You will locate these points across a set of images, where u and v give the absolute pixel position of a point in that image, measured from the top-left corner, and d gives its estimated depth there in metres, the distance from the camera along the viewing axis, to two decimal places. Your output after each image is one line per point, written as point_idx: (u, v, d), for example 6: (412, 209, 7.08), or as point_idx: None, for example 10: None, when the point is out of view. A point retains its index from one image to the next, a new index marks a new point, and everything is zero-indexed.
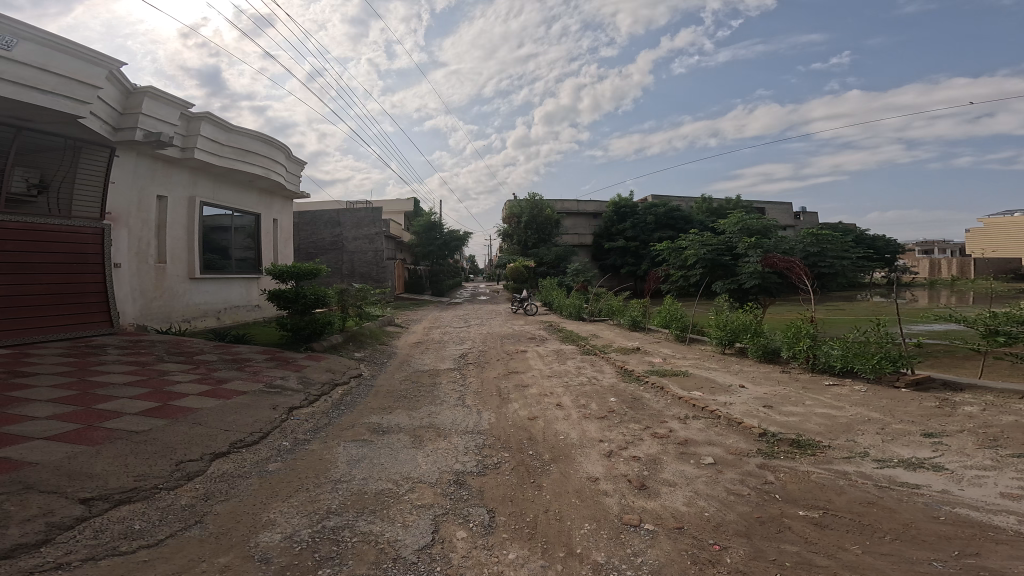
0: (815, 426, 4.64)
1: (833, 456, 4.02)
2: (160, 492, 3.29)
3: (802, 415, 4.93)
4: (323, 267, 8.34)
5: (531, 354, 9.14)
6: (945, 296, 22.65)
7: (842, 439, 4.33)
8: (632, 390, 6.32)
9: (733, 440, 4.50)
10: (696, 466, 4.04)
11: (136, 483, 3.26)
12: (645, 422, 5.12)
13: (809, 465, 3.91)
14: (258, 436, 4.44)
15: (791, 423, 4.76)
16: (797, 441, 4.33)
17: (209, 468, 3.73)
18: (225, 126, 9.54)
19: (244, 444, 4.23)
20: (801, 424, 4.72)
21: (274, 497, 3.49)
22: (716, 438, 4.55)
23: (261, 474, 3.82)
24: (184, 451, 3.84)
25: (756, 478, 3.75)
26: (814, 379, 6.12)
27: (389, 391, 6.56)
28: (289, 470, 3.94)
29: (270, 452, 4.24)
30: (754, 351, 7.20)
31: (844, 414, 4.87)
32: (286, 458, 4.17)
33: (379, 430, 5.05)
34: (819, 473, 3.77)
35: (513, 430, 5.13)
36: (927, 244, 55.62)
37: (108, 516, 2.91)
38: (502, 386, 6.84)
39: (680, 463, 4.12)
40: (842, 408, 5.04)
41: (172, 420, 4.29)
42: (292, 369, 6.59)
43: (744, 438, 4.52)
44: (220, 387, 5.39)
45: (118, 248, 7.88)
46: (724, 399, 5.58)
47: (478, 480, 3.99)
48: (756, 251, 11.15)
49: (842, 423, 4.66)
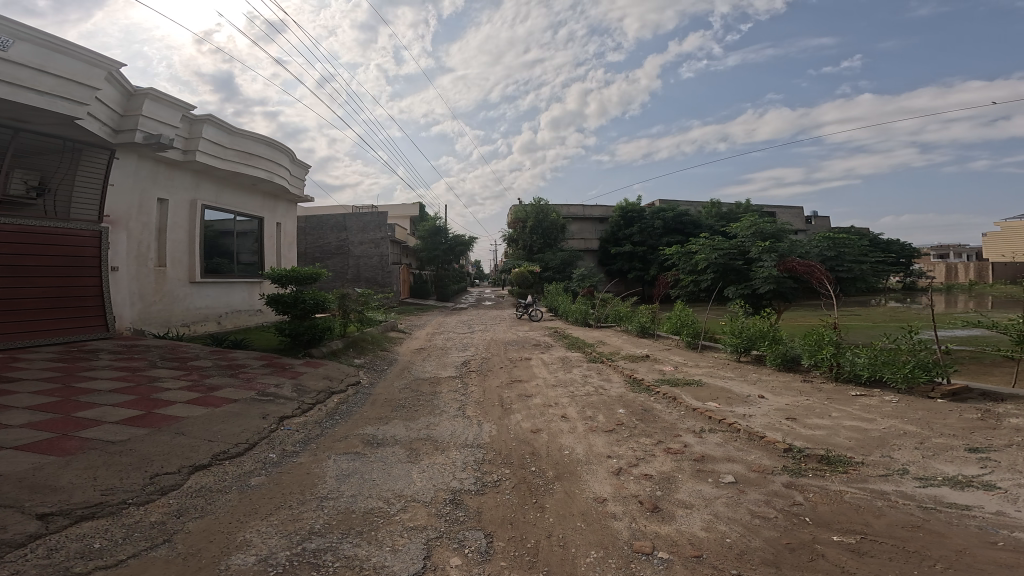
0: (845, 440, 4.24)
1: (869, 475, 3.63)
2: (128, 507, 3.06)
3: (829, 428, 4.53)
4: (324, 271, 8.16)
5: (536, 362, 8.81)
6: (964, 301, 21.88)
7: (876, 455, 3.93)
8: (642, 400, 5.96)
9: (755, 456, 4.13)
10: (715, 485, 3.69)
11: (103, 498, 3.04)
12: (657, 436, 4.76)
13: (841, 484, 3.54)
14: (244, 447, 4.19)
15: (817, 437, 4.37)
16: (826, 457, 3.96)
17: (186, 481, 3.49)
18: (227, 128, 9.50)
19: (227, 456, 3.99)
20: (829, 438, 4.32)
21: (252, 515, 3.23)
22: (736, 455, 4.19)
23: (242, 489, 3.57)
24: (163, 463, 3.62)
25: (783, 499, 3.39)
26: (838, 389, 5.68)
27: (388, 400, 6.29)
28: (273, 485, 3.68)
29: (254, 465, 3.99)
30: (773, 359, 6.77)
31: (876, 428, 4.45)
32: (271, 472, 3.91)
33: (373, 442, 4.79)
34: (854, 493, 3.39)
35: (515, 444, 4.81)
36: (943, 249, 53.96)
37: (66, 533, 2.69)
38: (505, 396, 6.53)
39: (697, 482, 3.77)
40: (873, 421, 4.62)
41: (153, 430, 4.07)
42: (287, 375, 6.35)
43: (768, 454, 4.15)
44: (210, 394, 5.17)
45: (117, 252, 7.79)
46: (743, 411, 5.19)
47: (476, 500, 3.70)
48: (771, 255, 10.76)
49: (876, 437, 4.26)
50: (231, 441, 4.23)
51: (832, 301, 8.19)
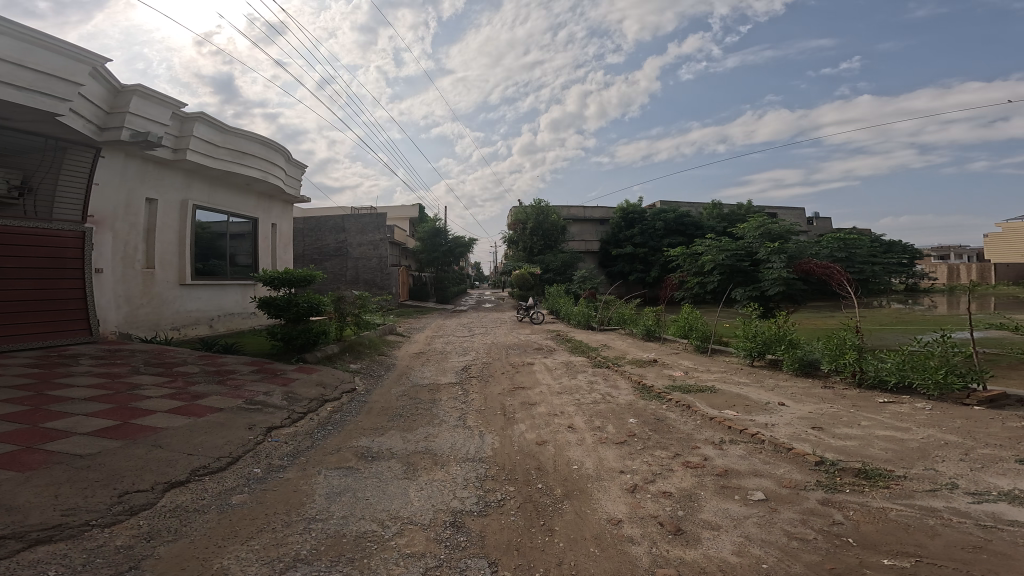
0: (880, 452, 3.91)
1: (914, 490, 3.31)
2: (91, 529, 2.73)
3: (861, 438, 4.21)
4: (319, 272, 7.84)
5: (539, 367, 8.48)
6: (968, 302, 21.61)
7: (919, 468, 3.61)
8: (653, 409, 5.63)
9: (784, 470, 3.81)
10: (743, 504, 3.36)
11: (63, 519, 2.71)
12: (674, 448, 4.43)
13: (884, 500, 3.23)
14: (226, 461, 3.87)
15: (850, 448, 4.04)
16: (863, 470, 3.63)
17: (159, 500, 3.16)
18: (220, 126, 9.18)
19: (207, 471, 3.66)
20: (863, 449, 4.00)
21: (231, 538, 2.90)
22: (763, 468, 3.86)
23: (222, 508, 3.24)
24: (135, 479, 3.29)
25: (821, 518, 3.08)
26: (863, 395, 5.35)
27: (384, 408, 5.95)
28: (256, 505, 3.35)
29: (236, 482, 3.66)
30: (789, 364, 6.44)
31: (912, 438, 4.13)
32: (254, 489, 3.58)
33: (368, 456, 4.46)
34: (900, 510, 3.08)
35: (519, 458, 4.48)
36: (944, 249, 53.62)
37: (17, 560, 2.37)
38: (508, 404, 6.20)
39: (722, 500, 3.44)
40: (908, 430, 4.30)
41: (127, 442, 3.75)
42: (278, 383, 6.02)
43: (797, 468, 3.82)
44: (194, 403, 4.84)
45: (102, 252, 7.45)
46: (764, 420, 4.86)
47: (479, 523, 3.37)
48: (780, 256, 10.49)
49: (915, 448, 3.93)
50: (213, 455, 3.90)
51: (850, 298, 7.81)
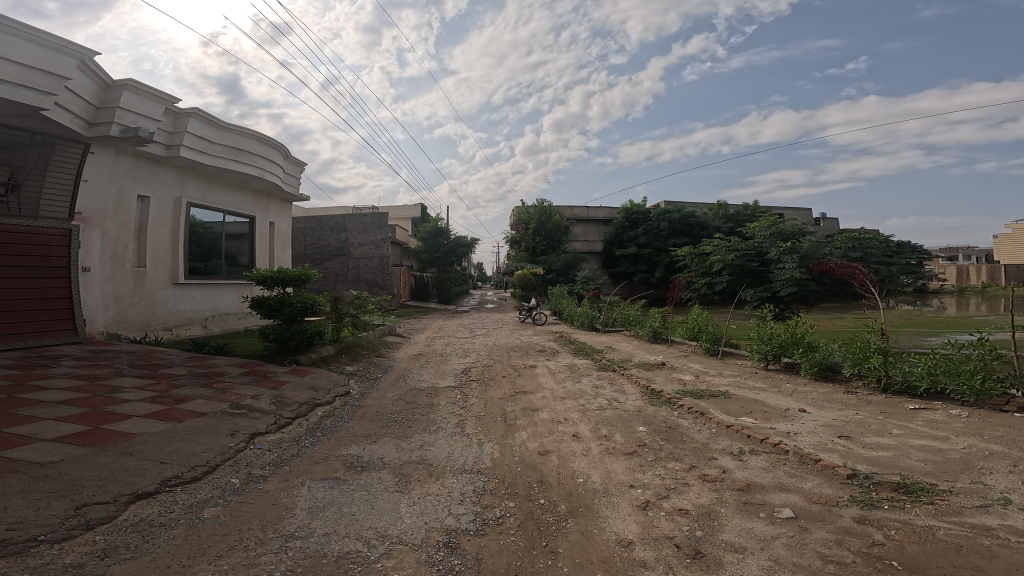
0: (919, 463, 3.58)
1: (963, 507, 2.99)
2: (38, 545, 2.45)
3: (895, 449, 3.86)
4: (315, 271, 7.56)
5: (541, 370, 8.14)
6: (976, 304, 21.20)
7: (965, 481, 3.28)
8: (664, 415, 5.29)
9: (812, 484, 3.48)
10: (770, 522, 3.04)
11: (7, 534, 2.44)
12: (689, 459, 4.10)
13: (929, 519, 2.91)
14: (201, 471, 3.58)
15: (884, 459, 3.70)
16: (903, 484, 3.30)
17: (121, 513, 2.88)
18: (215, 122, 8.95)
19: (179, 481, 3.38)
20: (898, 461, 3.66)
21: (197, 557, 2.61)
22: (789, 482, 3.53)
23: (191, 523, 2.96)
24: (97, 490, 3.01)
25: (859, 539, 2.78)
26: (891, 401, 5.00)
27: (379, 414, 5.65)
28: (231, 519, 3.07)
29: (211, 493, 3.38)
30: (808, 368, 6.09)
31: (952, 448, 3.79)
32: (229, 502, 3.29)
33: (357, 466, 4.17)
34: (949, 528, 2.79)
35: (521, 469, 4.17)
36: (952, 250, 52.77)
37: None
38: (508, 410, 5.88)
39: (745, 518, 3.12)
40: (947, 439, 3.95)
41: (95, 450, 3.48)
42: (268, 386, 5.74)
43: (827, 482, 3.49)
44: (175, 407, 4.56)
45: (89, 250, 7.22)
46: (785, 428, 4.51)
47: (476, 543, 3.07)
48: (792, 256, 10.15)
49: (956, 459, 3.59)
50: (187, 463, 3.62)
51: (876, 300, 7.22)
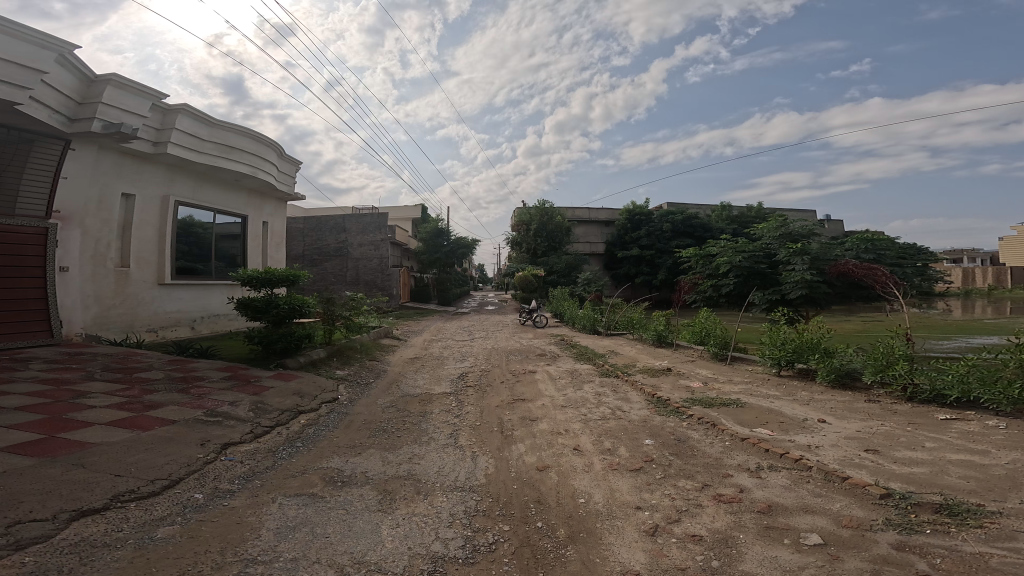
0: (961, 481, 3.20)
1: (1018, 531, 2.62)
2: None
3: (931, 464, 3.49)
4: (305, 271, 7.24)
5: (541, 376, 7.78)
6: (983, 306, 20.79)
7: (1015, 502, 2.91)
8: (672, 427, 4.93)
9: (840, 505, 3.12)
10: (795, 550, 2.69)
11: None
12: (702, 477, 3.73)
13: (979, 544, 2.55)
14: (160, 485, 3.27)
15: (919, 477, 3.33)
16: (945, 505, 2.93)
17: (59, 531, 2.57)
18: (206, 119, 8.69)
19: (134, 496, 3.07)
20: (936, 478, 3.29)
21: None
22: (814, 503, 3.17)
23: (140, 544, 2.64)
24: (35, 505, 2.69)
25: (900, 570, 2.42)
26: (919, 411, 4.61)
27: (367, 423, 5.31)
28: (186, 541, 2.74)
29: (169, 510, 3.07)
30: (825, 375, 5.70)
31: (995, 463, 3.41)
32: (187, 521, 2.97)
33: (338, 480, 3.83)
34: (1005, 557, 2.43)
35: (517, 487, 3.82)
36: (958, 252, 52.12)
37: None
38: (505, 419, 5.53)
39: (767, 545, 2.77)
40: (988, 454, 3.57)
41: (44, 460, 3.17)
42: (249, 392, 5.41)
43: (858, 502, 3.13)
44: (143, 414, 4.25)
45: (68, 248, 6.94)
46: (806, 441, 4.15)
47: (462, 573, 2.72)
48: (803, 257, 9.68)
49: (1002, 476, 3.22)
50: (147, 476, 3.31)
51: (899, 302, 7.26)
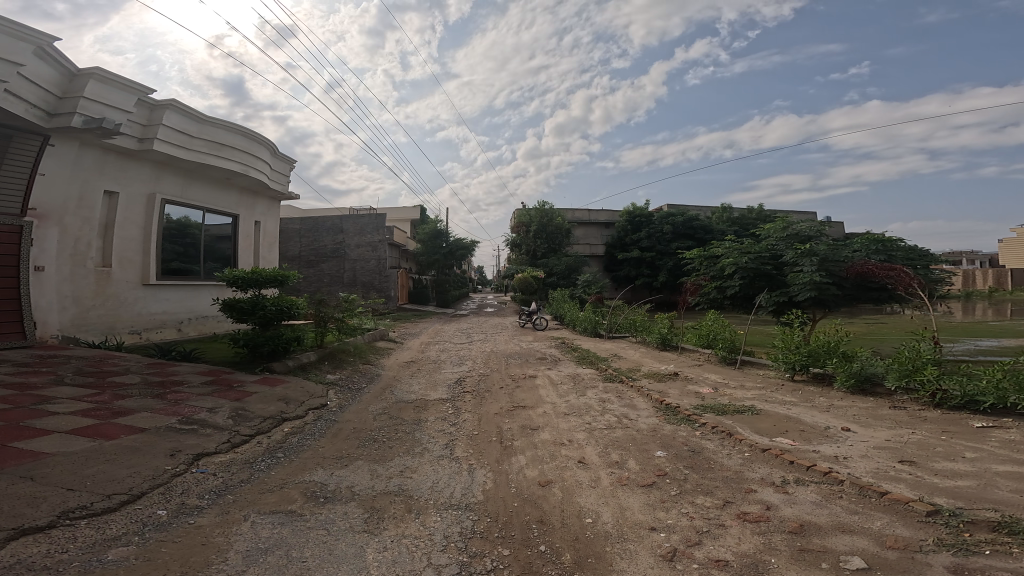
0: (1014, 496, 2.88)
1: None
2: None
3: (976, 477, 3.17)
4: (295, 271, 6.92)
5: (542, 381, 7.44)
6: (984, 308, 20.53)
7: None
8: (684, 436, 4.59)
9: (881, 524, 2.79)
10: None
11: None
12: (722, 493, 3.40)
13: None
14: (118, 501, 2.96)
15: (966, 491, 3.00)
16: (1003, 524, 2.61)
17: None
18: (195, 116, 8.39)
19: (85, 513, 2.76)
20: (985, 493, 2.97)
21: None
22: (851, 522, 2.84)
23: (87, 567, 2.33)
24: None
25: None
26: (951, 419, 4.28)
27: (356, 431, 4.98)
28: (140, 565, 2.42)
29: (125, 529, 2.75)
30: (844, 380, 5.38)
31: None
32: (144, 542, 2.65)
33: (321, 497, 3.49)
34: None
35: (518, 505, 3.48)
36: (958, 254, 51.94)
37: None
38: (504, 428, 5.20)
39: (803, 571, 2.44)
40: None
41: None
42: (230, 398, 5.08)
43: (901, 521, 2.80)
44: (109, 422, 3.95)
45: (45, 247, 6.64)
46: (832, 452, 3.82)
47: None
48: (811, 259, 9.38)
49: None
50: (103, 491, 3.00)
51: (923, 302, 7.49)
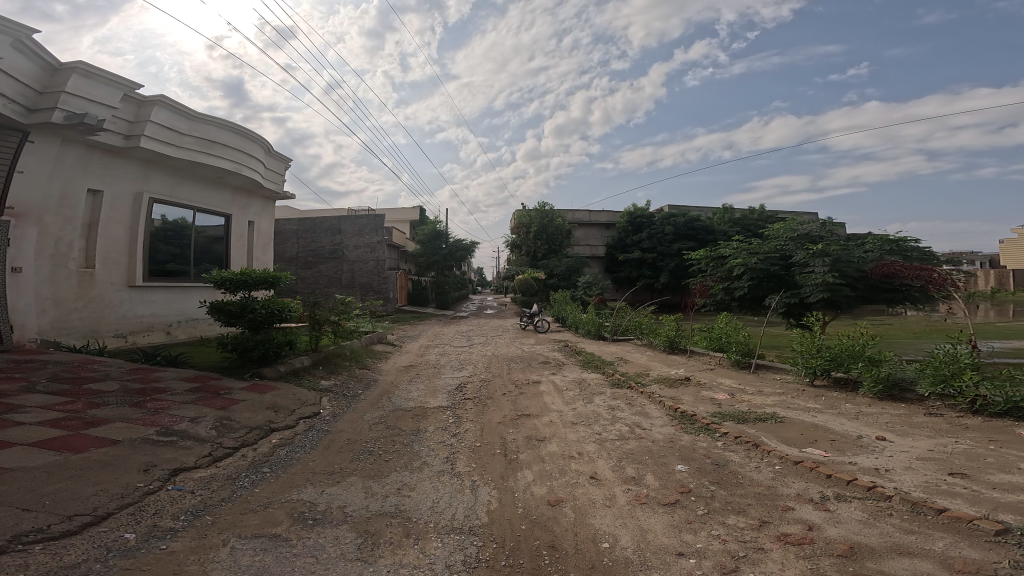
0: None
1: None
2: None
3: None
4: (287, 272, 6.60)
5: (546, 387, 7.11)
6: (987, 309, 20.26)
7: None
8: (704, 448, 4.27)
9: (944, 545, 2.47)
10: None
11: None
12: (756, 512, 3.07)
13: None
14: (80, 523, 2.63)
15: None
16: None
17: None
18: (186, 112, 8.08)
19: (40, 538, 2.43)
20: None
21: None
22: (908, 543, 2.52)
23: None
24: None
25: None
26: (996, 426, 3.97)
27: (350, 443, 4.64)
28: None
29: (86, 556, 2.41)
30: (871, 386, 5.07)
31: None
32: (106, 570, 2.32)
33: (311, 518, 3.15)
34: None
35: (527, 527, 3.16)
36: (957, 254, 51.75)
37: None
38: (509, 439, 4.87)
39: None
40: None
41: None
42: (216, 406, 4.75)
43: (966, 541, 2.48)
44: (80, 433, 3.63)
45: (23, 247, 6.32)
46: (871, 464, 3.50)
47: None
48: (823, 259, 9.05)
49: None
50: (64, 512, 2.67)
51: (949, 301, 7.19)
